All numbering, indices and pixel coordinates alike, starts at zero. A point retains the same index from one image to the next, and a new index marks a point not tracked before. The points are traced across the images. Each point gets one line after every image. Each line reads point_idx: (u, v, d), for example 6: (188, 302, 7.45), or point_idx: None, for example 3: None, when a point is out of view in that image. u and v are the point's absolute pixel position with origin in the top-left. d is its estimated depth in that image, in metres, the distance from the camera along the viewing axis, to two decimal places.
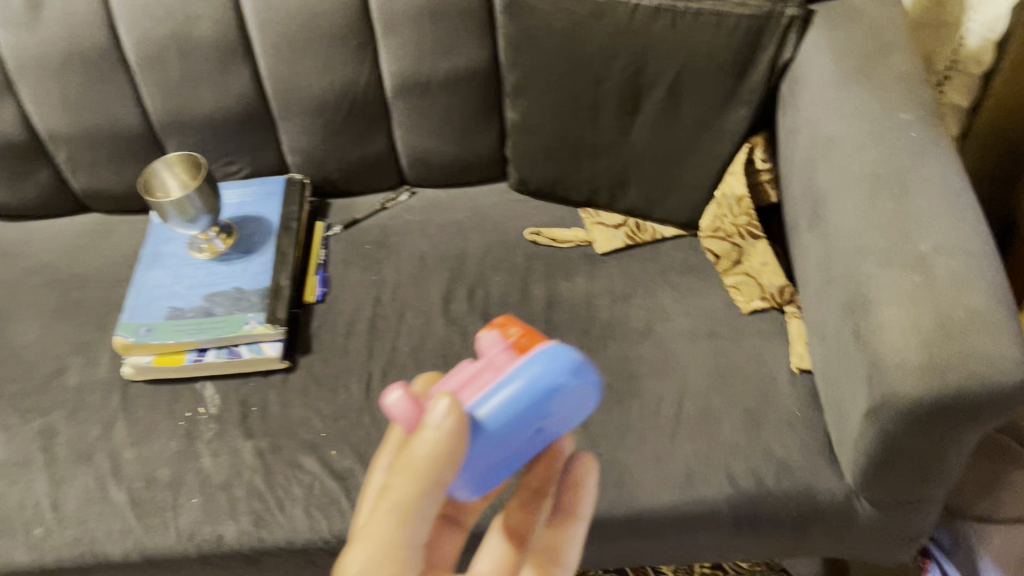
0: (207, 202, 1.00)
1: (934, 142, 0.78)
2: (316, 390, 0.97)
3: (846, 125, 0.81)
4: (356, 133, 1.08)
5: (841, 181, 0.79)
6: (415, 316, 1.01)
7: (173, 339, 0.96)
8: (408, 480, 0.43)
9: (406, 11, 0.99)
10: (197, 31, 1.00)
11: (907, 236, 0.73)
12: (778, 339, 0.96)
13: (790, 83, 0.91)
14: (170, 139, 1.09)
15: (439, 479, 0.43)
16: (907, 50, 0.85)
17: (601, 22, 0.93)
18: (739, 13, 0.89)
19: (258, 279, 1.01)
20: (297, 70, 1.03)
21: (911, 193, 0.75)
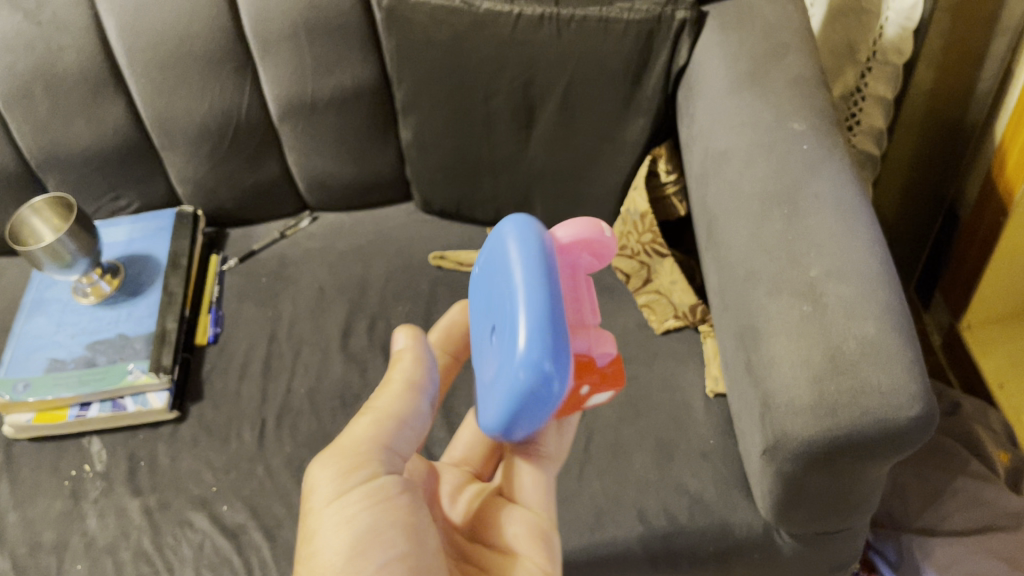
0: (84, 246, 0.93)
1: (828, 154, 0.72)
2: (207, 440, 0.91)
3: (736, 137, 0.76)
4: (245, 160, 1.03)
5: (733, 201, 0.74)
6: (312, 353, 0.96)
7: (51, 395, 0.91)
8: (384, 391, 0.58)
9: (282, 30, 0.92)
10: (62, 63, 0.93)
11: (797, 260, 0.68)
12: (693, 360, 0.90)
13: (687, 90, 0.85)
14: (49, 177, 1.02)
15: (410, 381, 0.58)
16: (803, 51, 0.79)
17: (484, 34, 0.87)
18: (628, 18, 0.83)
19: (144, 324, 0.96)
20: (174, 98, 0.96)
21: (803, 212, 0.69)
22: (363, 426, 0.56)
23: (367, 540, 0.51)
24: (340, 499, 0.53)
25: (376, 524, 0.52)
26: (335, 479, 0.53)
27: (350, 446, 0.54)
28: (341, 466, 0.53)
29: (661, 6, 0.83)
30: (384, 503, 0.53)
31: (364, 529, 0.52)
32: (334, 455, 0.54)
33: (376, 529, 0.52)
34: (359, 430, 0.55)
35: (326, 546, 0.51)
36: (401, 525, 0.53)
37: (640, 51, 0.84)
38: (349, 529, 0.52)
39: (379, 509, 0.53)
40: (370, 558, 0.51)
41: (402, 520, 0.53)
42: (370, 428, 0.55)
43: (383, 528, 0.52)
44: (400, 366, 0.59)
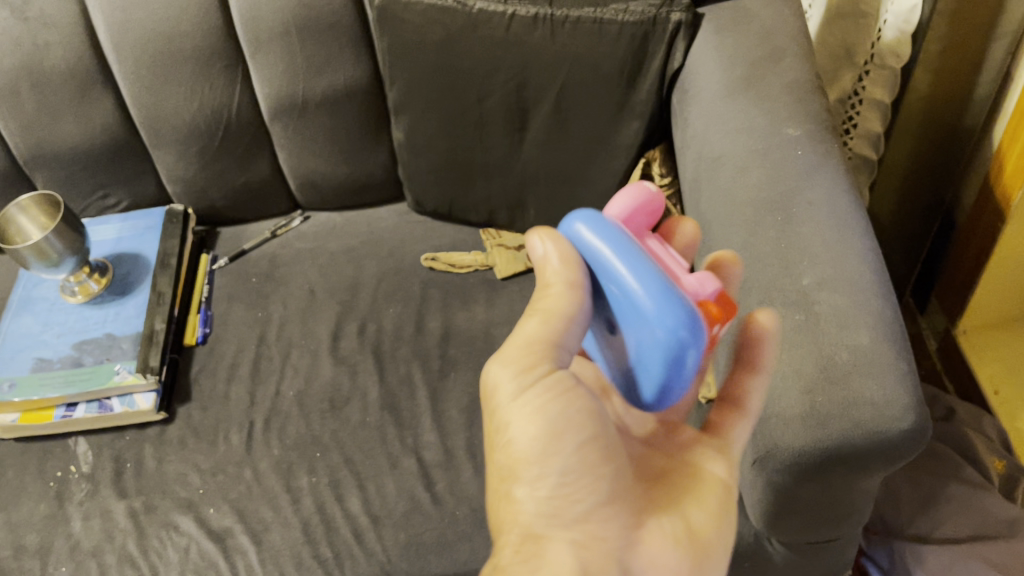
0: (71, 245, 0.92)
1: (822, 161, 0.71)
2: (194, 442, 0.90)
3: (730, 143, 0.75)
4: (236, 159, 1.02)
5: (726, 208, 0.73)
6: (301, 355, 0.95)
7: (37, 395, 0.90)
8: (544, 295, 0.48)
9: (273, 28, 0.91)
10: (51, 60, 0.92)
11: (790, 268, 0.67)
12: None
13: (681, 94, 0.84)
14: (37, 175, 1.01)
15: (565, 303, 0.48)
16: (800, 55, 0.78)
17: (477, 35, 0.86)
18: (622, 21, 0.82)
19: (132, 324, 0.95)
20: (164, 96, 0.95)
21: (797, 220, 0.68)
22: (532, 325, 0.48)
23: (562, 431, 0.47)
24: (526, 396, 0.47)
25: (582, 448, 0.48)
26: (512, 382, 0.48)
27: (521, 350, 0.48)
28: (511, 358, 0.48)
29: (657, 7, 0.82)
30: (569, 408, 0.48)
31: (552, 441, 0.47)
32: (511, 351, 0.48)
33: (569, 425, 0.48)
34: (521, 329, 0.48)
35: (521, 435, 0.48)
36: (597, 434, 0.49)
37: (635, 52, 0.83)
38: (542, 424, 0.47)
39: (565, 406, 0.47)
40: (566, 441, 0.48)
41: (602, 442, 0.49)
42: (529, 325, 0.48)
43: (574, 418, 0.48)
44: (546, 275, 0.48)
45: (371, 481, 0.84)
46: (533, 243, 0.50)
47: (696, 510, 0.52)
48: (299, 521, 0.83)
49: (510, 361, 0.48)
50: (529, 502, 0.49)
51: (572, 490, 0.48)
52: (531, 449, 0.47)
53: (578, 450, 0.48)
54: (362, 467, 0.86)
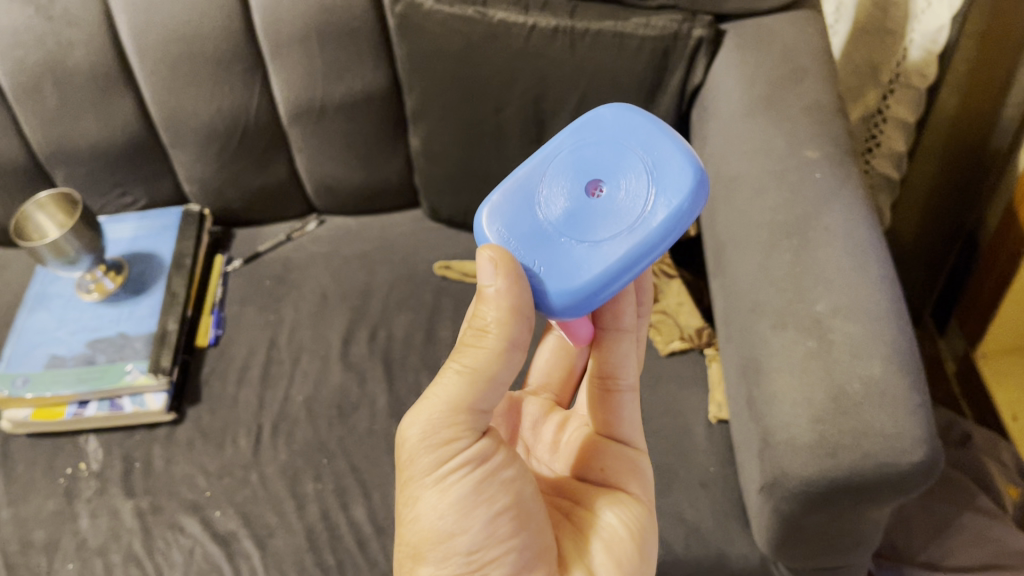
0: (87, 243, 0.93)
1: (841, 184, 0.70)
2: (202, 444, 0.90)
3: (748, 163, 0.74)
4: (253, 162, 1.02)
5: (742, 230, 0.72)
6: (311, 361, 0.95)
7: (50, 392, 0.90)
8: (483, 345, 0.52)
9: (293, 33, 0.91)
10: (72, 58, 0.92)
11: (803, 293, 0.66)
12: (697, 385, 0.88)
13: (700, 111, 0.83)
14: (57, 171, 1.02)
15: (513, 341, 0.52)
16: (822, 77, 0.77)
17: (497, 45, 0.85)
18: (643, 35, 0.81)
19: (145, 323, 0.95)
20: (183, 98, 0.96)
21: (813, 244, 0.67)
22: (452, 384, 0.52)
23: (472, 499, 0.52)
24: (440, 467, 0.52)
25: (495, 519, 0.53)
26: (427, 454, 0.52)
27: (438, 418, 0.52)
28: (430, 425, 0.52)
29: (678, 22, 0.81)
30: (481, 477, 0.53)
31: (464, 511, 0.52)
32: (426, 409, 0.53)
33: (478, 492, 0.52)
34: (440, 390, 0.52)
35: (433, 512, 0.52)
36: (505, 504, 0.53)
37: (655, 67, 0.82)
38: (451, 497, 0.52)
39: (475, 473, 0.53)
40: (474, 517, 0.52)
41: (512, 508, 0.53)
42: (451, 385, 0.52)
43: (485, 489, 0.53)
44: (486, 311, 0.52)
45: (377, 490, 0.84)
46: (483, 268, 0.52)
47: (601, 554, 0.56)
48: (304, 527, 0.83)
49: (429, 426, 0.52)
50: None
51: (482, 563, 0.52)
52: (442, 522, 0.52)
53: (489, 519, 0.52)
54: (368, 475, 0.85)
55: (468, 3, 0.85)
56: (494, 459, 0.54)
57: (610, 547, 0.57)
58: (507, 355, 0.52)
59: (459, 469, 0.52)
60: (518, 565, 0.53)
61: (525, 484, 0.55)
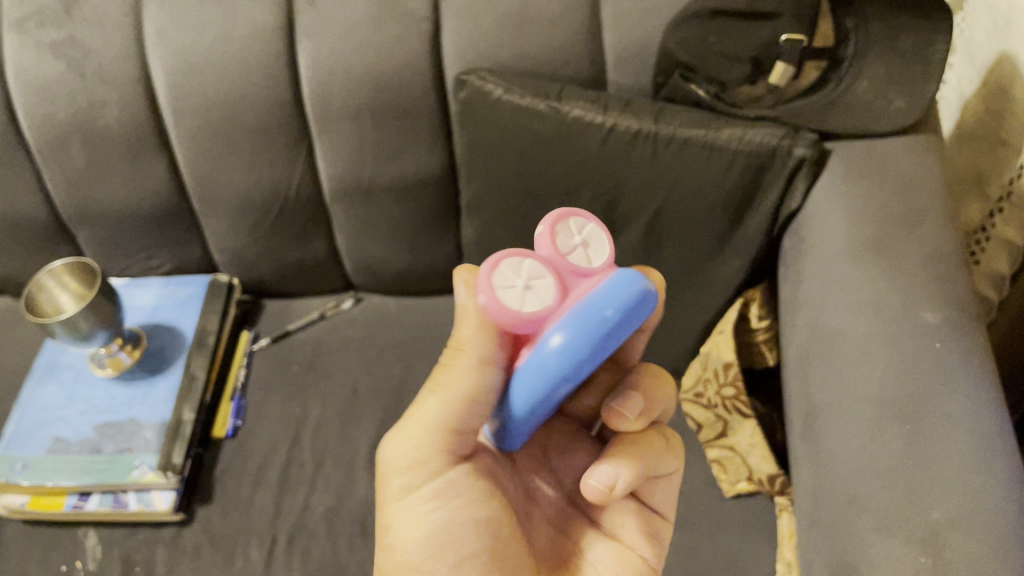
0: (104, 318, 0.85)
1: (965, 361, 0.59)
2: (209, 552, 0.82)
3: (853, 319, 0.64)
4: (291, 237, 0.94)
5: (843, 402, 0.62)
6: (335, 466, 0.87)
7: (50, 481, 0.82)
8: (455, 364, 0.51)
9: (345, 110, 0.82)
10: (103, 117, 0.84)
11: (916, 497, 0.55)
12: (763, 537, 0.79)
13: (796, 241, 0.74)
14: (82, 229, 0.94)
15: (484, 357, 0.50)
16: (943, 221, 0.67)
17: (568, 143, 0.76)
18: (736, 149, 0.71)
19: (158, 410, 0.87)
20: (220, 166, 0.87)
21: (926, 434, 0.57)
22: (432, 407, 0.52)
23: (445, 534, 0.54)
24: (418, 489, 0.54)
25: (457, 567, 0.53)
26: (411, 478, 0.54)
27: (420, 441, 0.53)
28: (411, 454, 0.53)
29: (778, 137, 0.71)
30: (455, 514, 0.54)
31: (433, 552, 0.54)
32: (410, 439, 0.54)
33: (449, 527, 0.54)
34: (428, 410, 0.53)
35: (406, 542, 0.54)
36: (481, 541, 0.55)
37: (746, 185, 0.73)
38: (425, 528, 0.54)
39: (451, 508, 0.54)
40: (438, 563, 0.53)
41: (478, 558, 0.54)
42: (449, 413, 0.52)
43: (458, 529, 0.54)
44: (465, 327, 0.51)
45: None
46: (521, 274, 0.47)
47: None
48: None
49: (410, 458, 0.54)
50: None
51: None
52: (414, 550, 0.54)
53: (454, 565, 0.53)
54: None
55: (540, 95, 0.76)
56: (465, 494, 0.55)
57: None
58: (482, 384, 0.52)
59: (432, 503, 0.54)
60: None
61: (502, 534, 0.56)
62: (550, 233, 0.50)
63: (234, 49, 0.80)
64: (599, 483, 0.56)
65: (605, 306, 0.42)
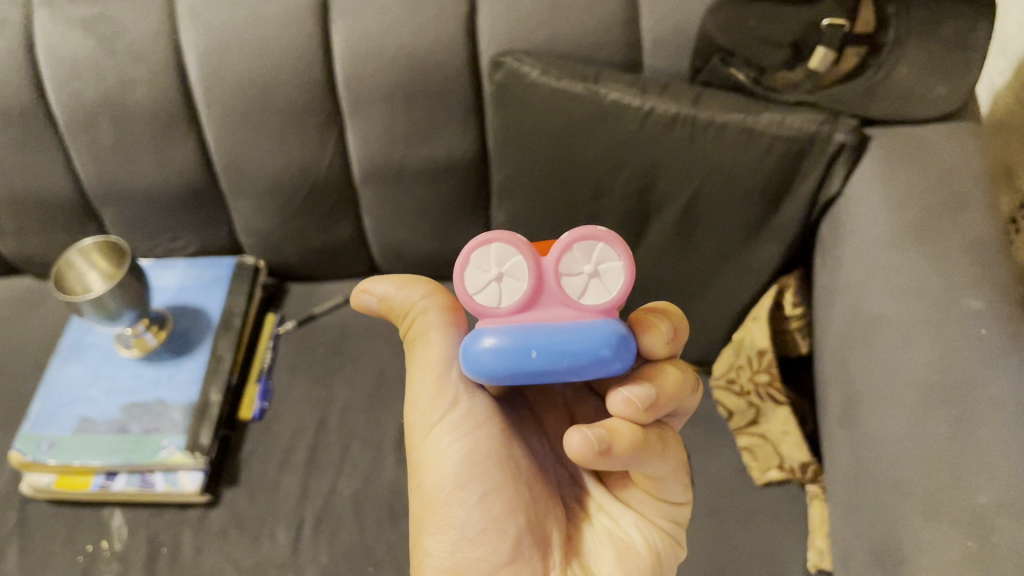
0: (131, 298, 0.84)
1: (1011, 346, 0.59)
2: (236, 533, 0.81)
3: (894, 304, 0.64)
4: (318, 220, 0.94)
5: (885, 387, 0.61)
6: (363, 450, 0.86)
7: (77, 460, 0.82)
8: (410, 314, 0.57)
9: (377, 91, 0.81)
10: (133, 97, 0.83)
11: (961, 480, 0.54)
12: (793, 525, 0.78)
13: (835, 226, 0.73)
14: (108, 209, 0.94)
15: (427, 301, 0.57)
16: (985, 208, 0.67)
17: (605, 126, 0.76)
18: (775, 133, 0.71)
19: (185, 391, 0.87)
20: (250, 147, 0.87)
21: (972, 418, 0.56)
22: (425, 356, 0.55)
23: (469, 464, 0.53)
24: (437, 427, 0.54)
25: (486, 498, 0.53)
26: (431, 413, 0.54)
27: (433, 382, 0.55)
28: (424, 390, 0.55)
29: (817, 123, 0.70)
30: (473, 442, 0.54)
31: (460, 484, 0.53)
32: (417, 384, 0.56)
33: (470, 458, 0.53)
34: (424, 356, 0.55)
35: (433, 481, 0.54)
36: (500, 474, 0.54)
37: (785, 170, 0.72)
38: (449, 464, 0.53)
39: (471, 437, 0.54)
40: (466, 491, 0.53)
41: (503, 489, 0.53)
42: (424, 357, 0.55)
43: (479, 459, 0.53)
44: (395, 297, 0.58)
45: None
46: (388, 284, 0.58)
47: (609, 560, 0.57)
48: None
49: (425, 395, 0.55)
50: (434, 552, 0.53)
51: (481, 540, 0.52)
52: (440, 488, 0.53)
53: (482, 495, 0.53)
54: None
55: (577, 78, 0.76)
56: (485, 422, 0.54)
57: (613, 549, 0.58)
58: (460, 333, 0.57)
59: (450, 434, 0.54)
60: (516, 542, 0.53)
61: (517, 460, 0.55)
62: (564, 245, 0.46)
63: (267, 28, 0.79)
64: (627, 398, 0.49)
65: (599, 352, 0.42)
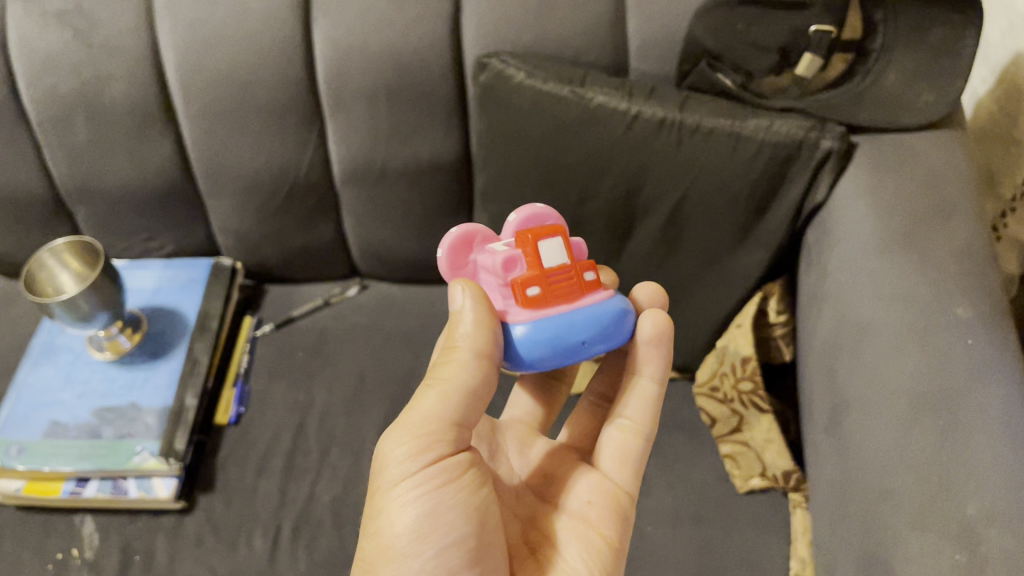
0: (104, 299, 0.82)
1: (998, 355, 0.58)
2: (212, 541, 0.80)
3: (881, 312, 0.63)
4: (298, 221, 0.92)
5: (873, 397, 0.61)
6: (342, 455, 0.85)
7: (47, 466, 0.79)
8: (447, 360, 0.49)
9: (360, 89, 0.80)
10: (108, 92, 0.81)
11: (948, 491, 0.53)
12: (778, 534, 0.78)
13: (820, 235, 0.73)
14: (81, 208, 0.92)
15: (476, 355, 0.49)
16: (971, 217, 0.67)
17: (591, 130, 0.75)
18: (763, 138, 0.70)
19: (161, 395, 0.85)
20: (228, 146, 0.85)
21: (962, 428, 0.55)
22: (430, 400, 0.49)
23: (433, 517, 0.48)
24: (409, 479, 0.48)
25: (445, 551, 0.48)
26: (399, 459, 0.48)
27: (419, 426, 0.48)
28: (408, 429, 0.49)
29: (805, 130, 0.70)
30: (440, 497, 0.49)
31: (422, 535, 0.48)
32: (399, 426, 0.49)
33: (431, 514, 0.48)
34: (429, 402, 0.48)
35: (393, 531, 0.48)
36: (460, 529, 0.49)
37: (771, 178, 0.71)
38: (410, 517, 0.48)
39: (436, 494, 0.49)
40: (428, 545, 0.48)
41: (467, 539, 0.49)
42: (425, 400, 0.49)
43: (443, 514, 0.49)
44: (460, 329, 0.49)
45: None
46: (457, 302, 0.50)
47: None
48: None
49: (405, 446, 0.48)
50: None
51: None
52: (399, 540, 0.48)
53: (443, 546, 0.48)
54: None
55: (563, 80, 0.75)
56: (456, 468, 0.50)
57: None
58: (486, 379, 0.50)
59: (418, 484, 0.48)
60: None
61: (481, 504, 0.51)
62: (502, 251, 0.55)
63: (247, 23, 0.78)
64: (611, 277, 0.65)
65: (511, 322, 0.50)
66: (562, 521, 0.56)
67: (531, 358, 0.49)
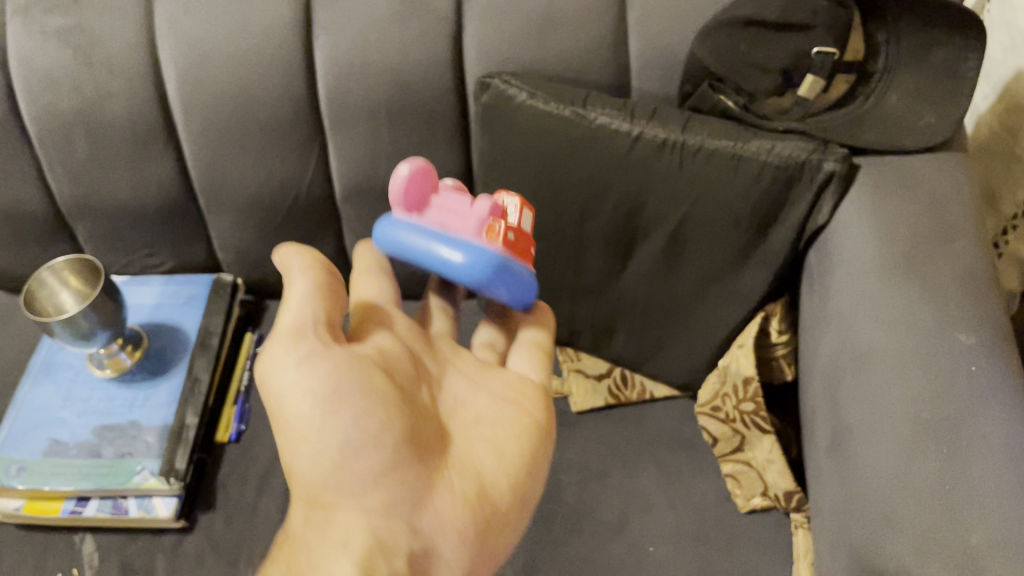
0: (105, 318, 0.82)
1: (1001, 382, 0.58)
2: (213, 560, 0.79)
3: (885, 337, 0.63)
4: (299, 237, 0.92)
5: (876, 422, 0.61)
6: None
7: (47, 485, 0.79)
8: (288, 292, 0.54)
9: (361, 107, 0.80)
10: (109, 110, 0.81)
11: (951, 519, 0.53)
12: (778, 553, 0.78)
13: (822, 256, 0.73)
14: (82, 223, 0.92)
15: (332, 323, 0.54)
16: (973, 240, 0.67)
17: (593, 150, 0.75)
18: (765, 159, 0.70)
19: (161, 413, 0.85)
20: (229, 163, 0.85)
21: (964, 456, 0.55)
22: (290, 315, 0.52)
23: (340, 404, 0.50)
24: (298, 370, 0.50)
25: (359, 421, 0.51)
26: (282, 359, 0.51)
27: (288, 331, 0.51)
28: (286, 338, 0.51)
29: (807, 151, 0.70)
30: (338, 395, 0.50)
31: (329, 409, 0.50)
32: (275, 338, 0.52)
33: (333, 404, 0.50)
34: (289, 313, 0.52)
35: (296, 408, 0.50)
36: (368, 399, 0.51)
37: (774, 199, 0.71)
38: (310, 402, 0.50)
39: (330, 373, 0.50)
40: (339, 417, 0.50)
41: (375, 406, 0.51)
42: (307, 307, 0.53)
43: (342, 391, 0.50)
44: (290, 292, 0.53)
45: None
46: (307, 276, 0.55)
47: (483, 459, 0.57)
48: None
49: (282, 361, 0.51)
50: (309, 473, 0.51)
51: (358, 452, 0.50)
52: (305, 403, 0.50)
53: (353, 421, 0.50)
54: None
55: (564, 101, 0.75)
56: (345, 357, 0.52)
57: (491, 445, 0.58)
58: (331, 290, 0.55)
59: (307, 396, 0.50)
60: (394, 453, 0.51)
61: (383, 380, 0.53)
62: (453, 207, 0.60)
63: (248, 41, 0.77)
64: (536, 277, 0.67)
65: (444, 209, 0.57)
66: (478, 396, 0.61)
67: (467, 281, 0.54)
